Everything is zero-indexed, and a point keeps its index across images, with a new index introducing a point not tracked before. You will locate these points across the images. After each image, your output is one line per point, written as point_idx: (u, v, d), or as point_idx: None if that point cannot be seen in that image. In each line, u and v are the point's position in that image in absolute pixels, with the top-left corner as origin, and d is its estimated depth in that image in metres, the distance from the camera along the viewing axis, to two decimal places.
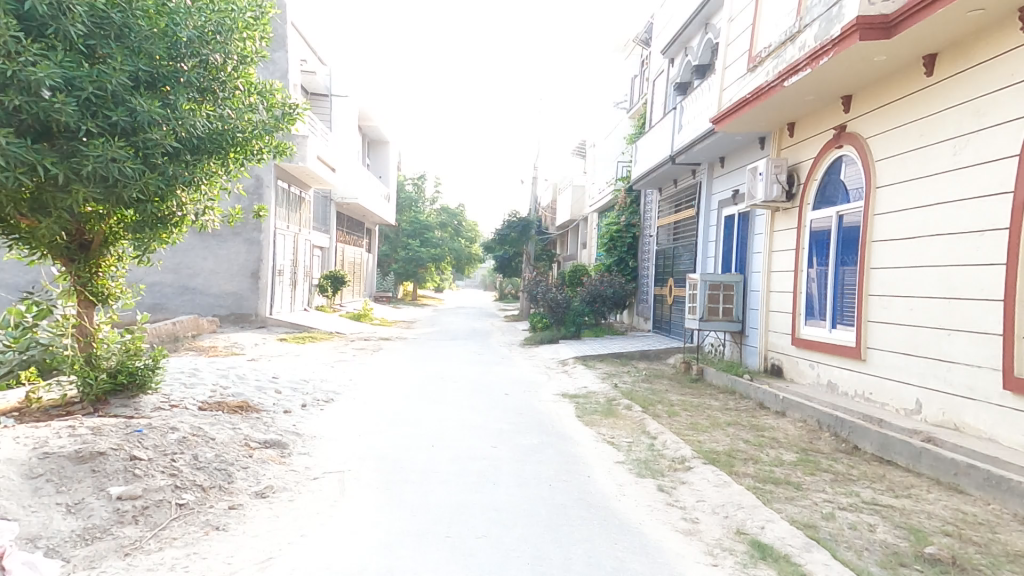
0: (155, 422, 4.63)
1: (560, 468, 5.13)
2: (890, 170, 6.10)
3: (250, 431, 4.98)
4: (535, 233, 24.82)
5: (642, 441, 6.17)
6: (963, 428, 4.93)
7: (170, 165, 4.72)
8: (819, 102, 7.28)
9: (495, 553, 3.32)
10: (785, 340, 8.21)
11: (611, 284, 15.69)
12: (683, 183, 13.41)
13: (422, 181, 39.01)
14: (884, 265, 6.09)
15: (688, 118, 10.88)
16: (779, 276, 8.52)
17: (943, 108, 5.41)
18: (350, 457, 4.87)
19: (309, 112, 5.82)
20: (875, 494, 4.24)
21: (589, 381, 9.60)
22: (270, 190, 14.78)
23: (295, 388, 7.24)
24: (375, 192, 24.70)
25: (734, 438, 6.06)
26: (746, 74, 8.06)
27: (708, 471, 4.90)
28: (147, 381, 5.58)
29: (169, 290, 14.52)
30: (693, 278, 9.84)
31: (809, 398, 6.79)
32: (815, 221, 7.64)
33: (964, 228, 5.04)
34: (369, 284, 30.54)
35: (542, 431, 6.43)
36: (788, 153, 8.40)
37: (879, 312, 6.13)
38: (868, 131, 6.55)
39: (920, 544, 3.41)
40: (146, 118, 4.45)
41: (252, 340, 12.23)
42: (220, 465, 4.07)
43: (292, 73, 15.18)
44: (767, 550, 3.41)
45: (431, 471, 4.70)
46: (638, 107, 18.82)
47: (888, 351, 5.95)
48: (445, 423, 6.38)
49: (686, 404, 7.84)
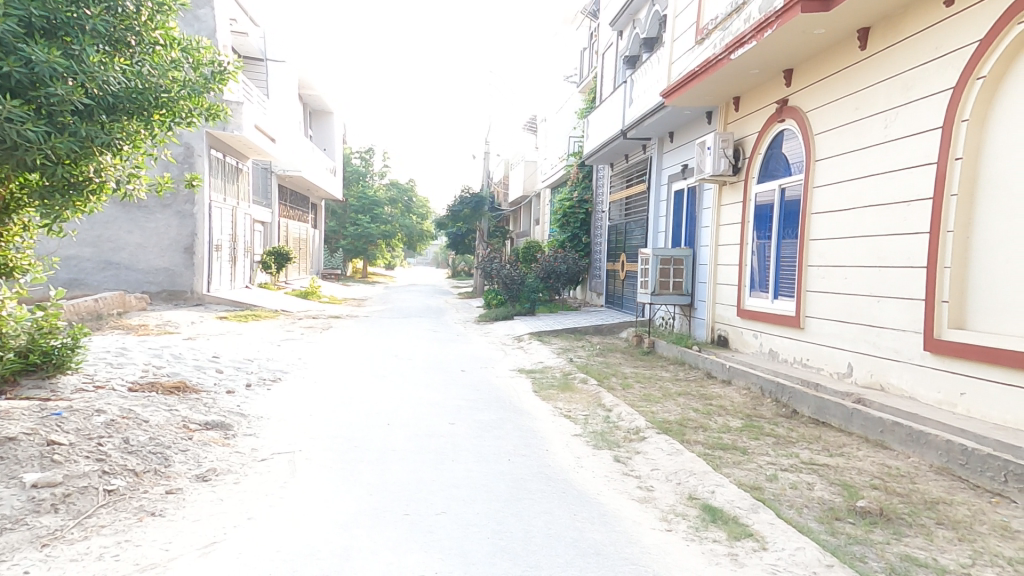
0: (77, 404, 4.25)
1: (518, 442, 5.14)
2: (827, 144, 6.35)
3: (189, 413, 4.66)
4: (488, 209, 24.56)
5: (598, 413, 6.27)
6: (889, 388, 5.28)
7: (81, 125, 4.24)
8: (762, 76, 7.45)
9: (454, 528, 3.28)
10: (730, 312, 8.56)
11: (564, 260, 15.93)
12: (634, 158, 13.57)
13: (370, 154, 37.59)
14: (822, 237, 6.38)
15: (639, 93, 10.94)
16: (725, 250, 8.81)
17: (875, 82, 5.65)
18: (299, 437, 4.68)
19: (242, 71, 5.40)
20: (813, 454, 4.48)
21: (544, 356, 9.68)
22: (202, 160, 13.81)
23: (238, 367, 6.88)
24: (320, 164, 23.62)
25: (684, 407, 6.30)
26: (694, 47, 8.15)
27: (661, 441, 5.05)
28: (66, 360, 5.21)
29: (88, 265, 13.32)
30: (645, 253, 10.04)
31: (753, 366, 7.13)
32: (759, 195, 7.90)
33: (894, 199, 5.31)
34: (316, 261, 29.42)
35: (500, 406, 6.44)
36: (734, 127, 8.61)
37: (817, 283, 6.45)
38: (808, 105, 6.75)
39: (853, 499, 3.62)
40: (47, 70, 3.96)
41: (188, 319, 11.50)
42: (155, 449, 3.74)
43: (222, 32, 14.05)
44: (718, 513, 3.54)
45: (387, 450, 4.57)
46: (588, 81, 18.77)
47: (824, 319, 6.29)
48: (401, 400, 6.25)
49: (639, 376, 8.08)
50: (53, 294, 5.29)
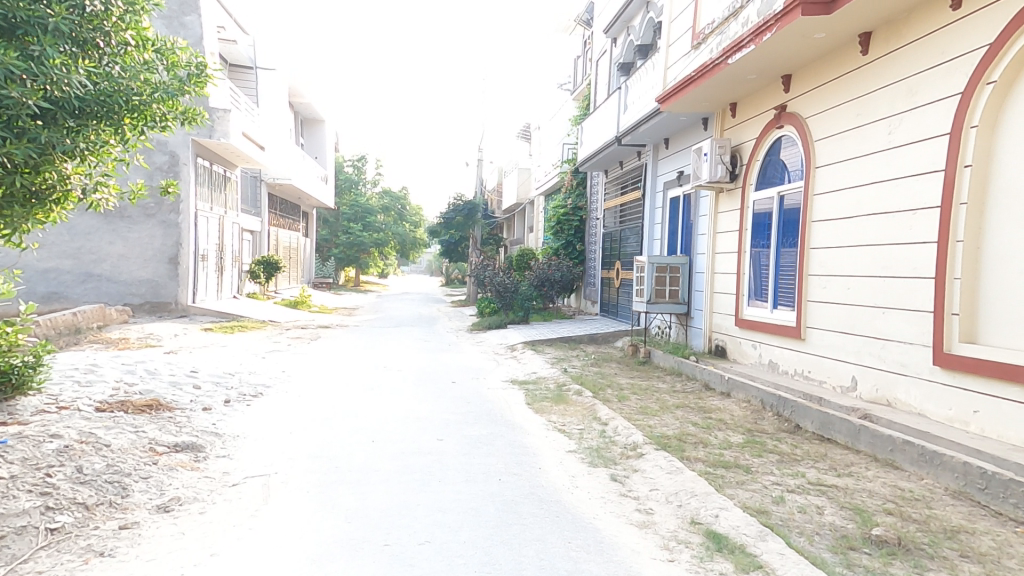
0: (31, 428, 3.94)
1: (509, 460, 4.87)
2: (827, 150, 6.18)
3: (157, 434, 4.37)
4: (481, 217, 24.32)
5: (593, 428, 6.02)
6: (895, 404, 5.07)
7: (42, 130, 4.00)
8: (760, 81, 7.29)
9: (438, 563, 3.01)
10: (728, 321, 8.37)
11: (559, 268, 15.91)
12: (628, 166, 13.42)
13: (362, 162, 37.33)
14: (823, 246, 6.19)
15: (633, 99, 10.79)
16: (723, 258, 8.62)
17: (878, 88, 5.48)
18: (277, 458, 4.40)
19: (220, 72, 5.12)
20: (820, 474, 4.24)
21: (537, 367, 9.42)
22: (187, 168, 13.52)
23: (217, 382, 6.57)
24: (311, 172, 23.41)
25: (683, 421, 6.07)
26: (690, 52, 8.00)
27: (660, 458, 4.80)
28: (28, 381, 4.91)
29: (69, 276, 12.95)
30: (640, 261, 9.85)
31: (752, 378, 6.92)
32: (757, 203, 7.71)
33: (900, 207, 5.12)
34: (307, 270, 29.07)
35: (491, 421, 6.17)
36: (730, 134, 8.46)
37: (819, 292, 6.25)
38: (807, 111, 6.60)
39: (867, 526, 3.37)
40: (4, 72, 3.72)
41: (171, 331, 11.18)
42: (111, 478, 3.44)
43: (208, 38, 13.80)
44: (722, 541, 3.29)
45: (370, 471, 4.30)
46: (582, 88, 18.69)
47: (826, 330, 6.09)
48: (388, 416, 5.98)
49: (635, 388, 7.84)
50: (22, 309, 4.97)
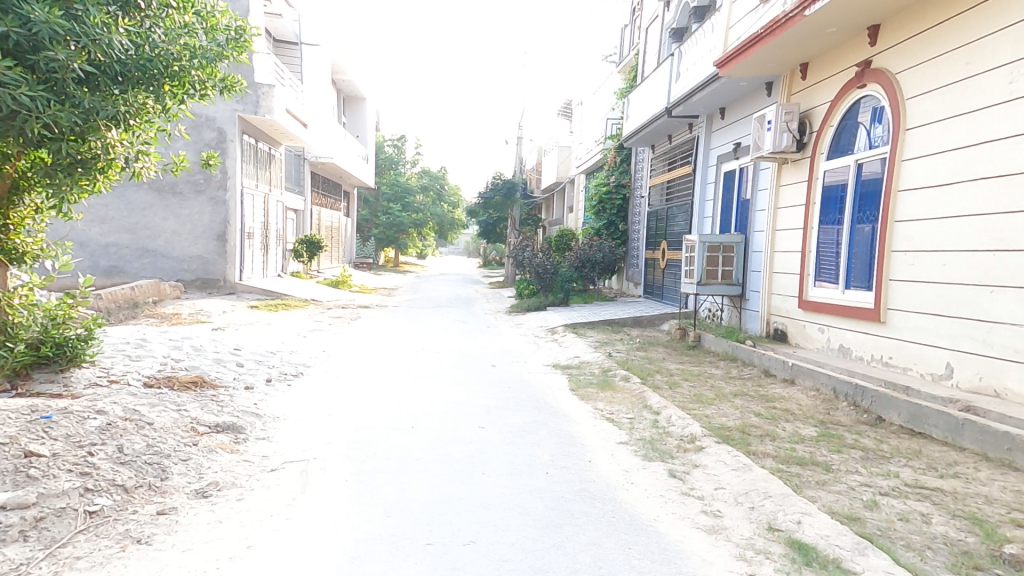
0: (77, 404, 3.90)
1: (556, 451, 4.58)
2: (923, 110, 5.48)
3: (199, 413, 4.27)
4: (520, 196, 23.84)
5: (644, 417, 5.65)
6: (1005, 394, 4.47)
7: (85, 96, 3.86)
8: (840, 35, 6.55)
9: (485, 565, 2.74)
10: (791, 304, 7.77)
11: (601, 248, 15.34)
12: (678, 139, 12.70)
13: (402, 141, 37.26)
14: (912, 218, 5.55)
15: (687, 66, 10.09)
16: (787, 235, 7.98)
17: (996, 32, 4.75)
18: (314, 443, 4.27)
19: (259, 38, 4.92)
20: (916, 474, 3.73)
21: (580, 351, 9.05)
22: (234, 145, 13.61)
23: (259, 361, 6.52)
24: (353, 152, 23.51)
25: (744, 411, 5.62)
26: (758, 7, 7.30)
27: (723, 453, 4.39)
28: (80, 353, 4.86)
29: (125, 254, 13.34)
30: (690, 240, 9.25)
31: (820, 365, 6.37)
32: (829, 173, 7.04)
33: (1019, 169, 4.45)
34: (348, 250, 29.48)
35: (535, 407, 5.88)
36: (799, 98, 7.74)
37: (904, 270, 5.63)
38: (898, 66, 5.87)
39: (993, 541, 2.87)
40: (46, 32, 3.55)
41: (220, 308, 11.39)
42: (150, 459, 3.34)
43: (253, 13, 13.71)
44: (811, 553, 2.89)
45: (409, 460, 4.11)
46: (629, 59, 17.81)
47: (911, 312, 5.49)
48: (429, 400, 5.78)
49: (686, 373, 7.39)
50: (83, 283, 4.95)
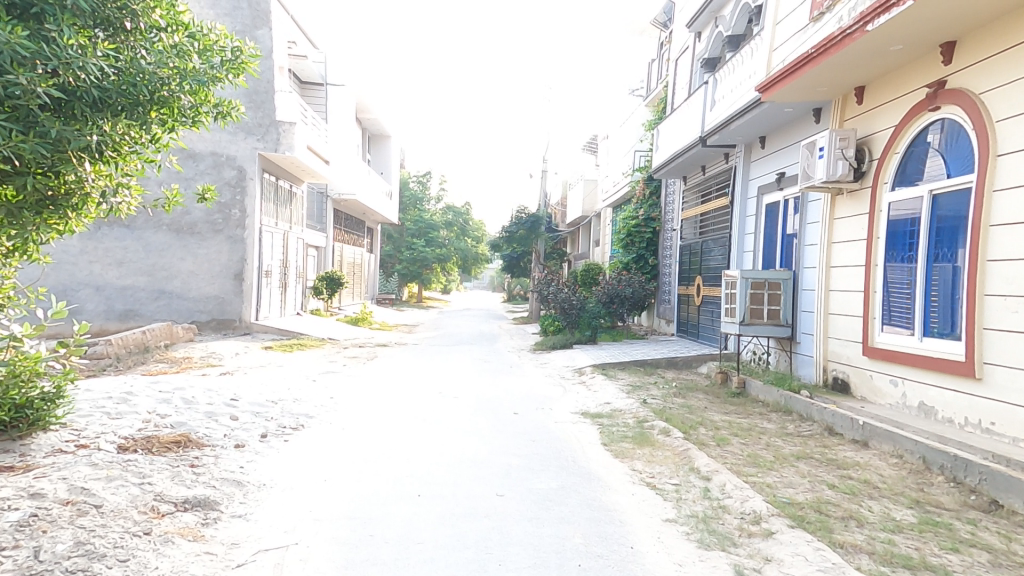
0: (16, 489, 3.38)
1: (589, 532, 3.75)
2: (1018, 132, 4.70)
3: (166, 487, 3.71)
4: (544, 230, 23.26)
5: (693, 484, 4.74)
6: None
7: (54, 124, 3.47)
8: (906, 54, 5.87)
9: None
10: (853, 350, 6.85)
11: (630, 283, 14.48)
12: (712, 170, 12.03)
13: (426, 178, 37.58)
14: (1010, 257, 4.71)
15: (724, 93, 9.51)
16: (844, 272, 7.13)
17: None
18: (302, 520, 3.59)
19: (260, 57, 4.63)
20: None
21: (610, 398, 8.18)
22: (254, 183, 13.53)
23: (256, 413, 5.92)
24: (376, 188, 23.58)
25: (815, 481, 4.69)
26: (808, 26, 6.69)
27: (802, 544, 3.48)
28: (44, 416, 4.40)
29: (141, 294, 13.16)
30: (730, 275, 8.42)
31: (898, 426, 5.44)
32: (895, 205, 6.24)
33: None
34: (370, 286, 29.35)
35: (562, 470, 5.06)
36: (855, 123, 7.03)
37: (1004, 318, 4.75)
38: (981, 84, 5.14)
39: None
40: (9, 53, 3.21)
41: (232, 349, 10.98)
42: (76, 565, 2.71)
43: (279, 53, 13.80)
44: None
45: (410, 544, 3.36)
46: (657, 91, 17.44)
47: (1017, 367, 4.62)
48: (439, 459, 5.05)
49: (734, 428, 6.45)
50: (76, 329, 4.58)
